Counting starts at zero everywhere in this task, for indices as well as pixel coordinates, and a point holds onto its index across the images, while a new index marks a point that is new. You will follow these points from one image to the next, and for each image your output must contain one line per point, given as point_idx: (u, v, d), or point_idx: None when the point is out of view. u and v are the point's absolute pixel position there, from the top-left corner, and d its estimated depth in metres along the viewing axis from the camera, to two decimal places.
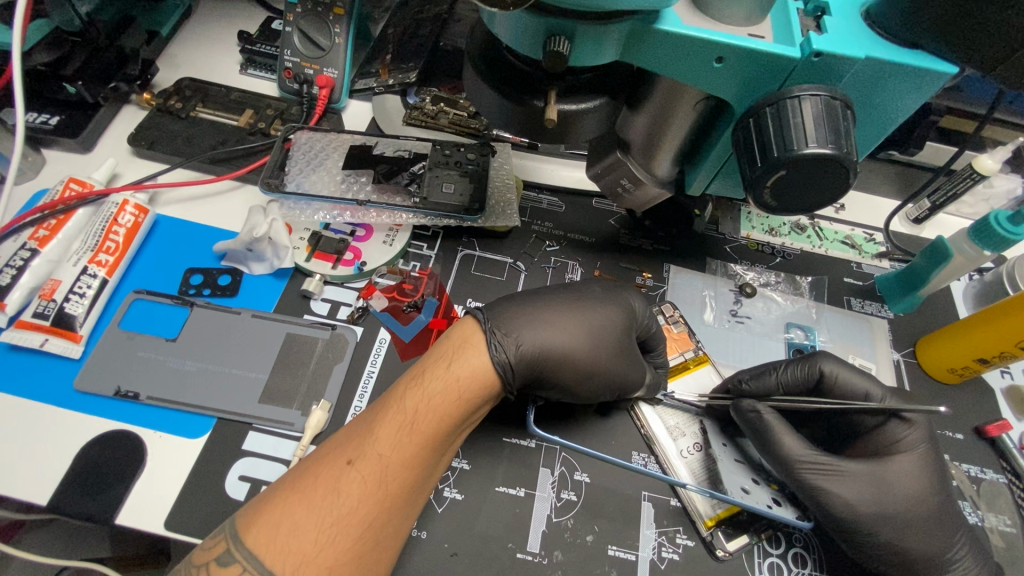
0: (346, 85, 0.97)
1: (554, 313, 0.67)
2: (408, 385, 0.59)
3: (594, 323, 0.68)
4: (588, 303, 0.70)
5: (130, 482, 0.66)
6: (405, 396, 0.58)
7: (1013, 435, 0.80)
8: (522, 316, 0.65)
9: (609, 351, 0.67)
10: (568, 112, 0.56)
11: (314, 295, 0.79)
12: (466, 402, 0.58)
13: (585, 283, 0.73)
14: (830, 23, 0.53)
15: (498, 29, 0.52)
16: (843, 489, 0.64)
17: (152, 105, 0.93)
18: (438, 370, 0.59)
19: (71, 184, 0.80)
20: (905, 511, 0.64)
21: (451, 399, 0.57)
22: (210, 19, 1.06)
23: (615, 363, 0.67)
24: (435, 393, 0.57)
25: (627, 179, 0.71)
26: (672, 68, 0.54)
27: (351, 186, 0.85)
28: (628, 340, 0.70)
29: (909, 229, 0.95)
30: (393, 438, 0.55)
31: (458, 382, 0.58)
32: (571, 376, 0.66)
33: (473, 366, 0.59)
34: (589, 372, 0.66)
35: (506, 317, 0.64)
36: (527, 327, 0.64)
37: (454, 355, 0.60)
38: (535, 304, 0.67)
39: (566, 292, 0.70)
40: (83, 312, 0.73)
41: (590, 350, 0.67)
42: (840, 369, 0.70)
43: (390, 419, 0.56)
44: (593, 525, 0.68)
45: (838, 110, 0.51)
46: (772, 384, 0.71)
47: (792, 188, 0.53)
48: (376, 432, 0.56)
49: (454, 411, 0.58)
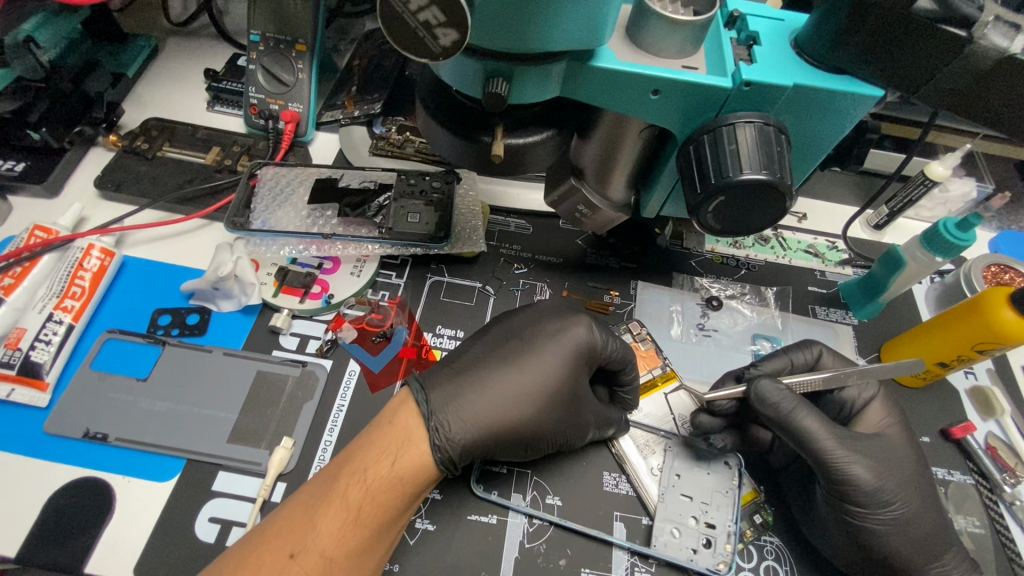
0: (312, 119, 0.98)
1: (499, 392, 0.66)
2: (350, 478, 0.59)
3: (543, 392, 0.68)
4: (534, 366, 0.69)
5: (99, 529, 0.66)
6: (347, 490, 0.58)
7: (979, 436, 0.82)
8: (464, 398, 0.65)
9: (553, 424, 0.68)
10: (516, 146, 0.58)
11: (283, 330, 0.80)
12: (408, 495, 0.60)
13: (532, 337, 0.72)
14: (760, 52, 0.55)
15: (441, 73, 0.54)
16: (864, 465, 0.65)
17: (119, 147, 0.93)
18: (382, 467, 0.59)
19: (36, 231, 0.80)
20: (909, 485, 0.66)
21: (394, 495, 0.59)
22: (177, 58, 1.07)
23: (561, 431, 0.69)
24: (377, 490, 0.58)
25: (583, 205, 0.72)
26: (612, 101, 0.56)
27: (317, 220, 0.86)
28: (579, 401, 0.71)
29: (869, 235, 0.97)
30: (336, 533, 0.57)
31: (401, 479, 0.59)
32: (518, 449, 0.68)
33: (418, 458, 0.60)
34: (535, 445, 0.68)
35: (447, 403, 0.64)
36: (468, 417, 0.64)
37: (399, 448, 0.60)
38: (479, 379, 0.67)
39: (516, 354, 0.70)
40: (49, 359, 0.73)
41: (535, 425, 0.67)
42: (836, 357, 0.75)
43: (332, 513, 0.57)
44: (566, 548, 0.68)
45: (772, 136, 0.53)
46: (783, 362, 0.75)
47: (732, 212, 0.55)
48: (319, 526, 0.57)
49: (397, 501, 0.59)
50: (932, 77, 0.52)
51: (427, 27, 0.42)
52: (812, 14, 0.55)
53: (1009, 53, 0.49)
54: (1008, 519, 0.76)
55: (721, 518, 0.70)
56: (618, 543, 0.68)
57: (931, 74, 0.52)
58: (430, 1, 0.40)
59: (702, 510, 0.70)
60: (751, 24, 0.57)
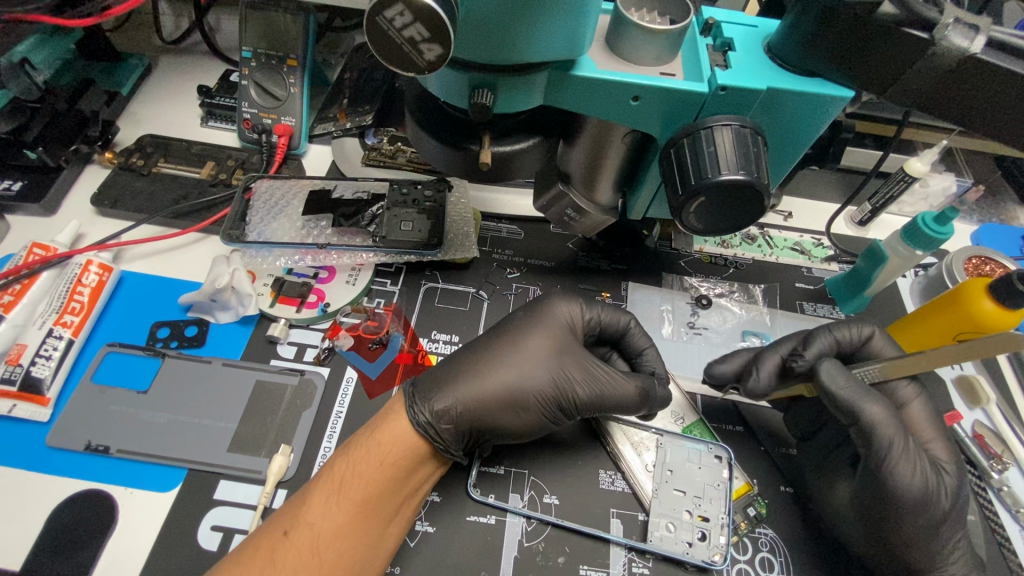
0: (305, 132, 1.00)
1: (478, 360, 0.72)
2: (339, 457, 0.66)
3: (521, 354, 0.73)
4: (513, 335, 0.75)
5: (102, 541, 0.66)
6: (336, 465, 0.66)
7: (965, 424, 0.83)
8: (446, 370, 0.71)
9: (537, 381, 0.71)
10: (503, 153, 0.60)
11: (280, 340, 0.81)
12: (390, 467, 0.65)
13: (511, 316, 0.78)
14: (735, 58, 0.57)
15: (428, 85, 0.55)
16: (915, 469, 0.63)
17: (114, 164, 0.95)
18: (363, 440, 0.67)
19: (35, 248, 0.81)
20: (947, 495, 0.64)
21: (375, 464, 0.65)
22: (170, 76, 1.09)
23: (546, 386, 0.71)
24: (359, 460, 0.65)
25: (572, 209, 0.73)
26: (595, 108, 0.58)
27: (311, 231, 0.88)
28: (561, 360, 0.73)
29: (855, 232, 0.99)
30: (324, 506, 0.63)
31: (380, 448, 0.66)
32: (509, 411, 0.70)
33: (396, 432, 0.67)
34: (526, 404, 0.71)
35: (428, 378, 0.71)
36: (447, 388, 0.69)
37: (377, 424, 0.68)
38: (461, 354, 0.73)
39: (496, 331, 0.76)
40: (49, 374, 0.74)
41: (519, 384, 0.71)
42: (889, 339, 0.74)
43: (321, 489, 0.64)
44: (564, 546, 0.69)
45: (749, 137, 0.55)
46: (828, 342, 0.73)
47: (712, 211, 0.57)
48: (309, 502, 0.63)
49: (379, 475, 0.64)
50: (898, 79, 0.54)
51: (412, 42, 0.44)
52: (783, 20, 0.57)
53: (970, 53, 0.51)
54: (997, 505, 0.77)
55: (714, 510, 0.71)
56: (615, 540, 0.69)
57: (897, 76, 0.54)
58: (414, 18, 0.42)
59: (695, 503, 0.71)
60: (726, 32, 0.59)
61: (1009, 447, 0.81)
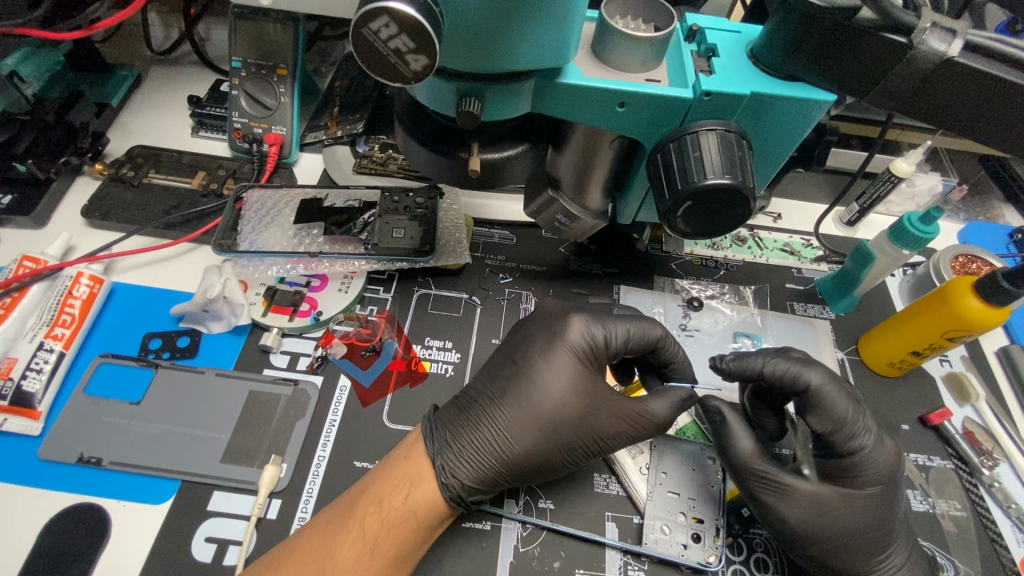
0: (296, 140, 1.00)
1: (500, 418, 0.69)
2: (367, 509, 0.63)
3: (547, 415, 0.69)
4: (534, 387, 0.70)
5: (95, 555, 0.66)
6: (364, 518, 0.63)
7: (955, 422, 0.84)
8: (469, 435, 0.68)
9: (560, 441, 0.69)
10: (492, 160, 0.60)
11: (273, 349, 0.81)
12: (422, 528, 0.64)
13: (530, 354, 0.73)
14: (718, 63, 0.58)
15: (416, 94, 0.56)
16: (785, 508, 0.66)
17: (104, 175, 0.95)
18: (397, 500, 0.63)
19: (24, 261, 0.81)
20: (835, 538, 0.65)
21: (409, 528, 0.63)
22: (161, 86, 1.09)
23: (575, 446, 0.70)
24: (393, 522, 0.62)
25: (562, 214, 0.74)
26: (582, 115, 0.58)
27: (303, 239, 0.89)
28: (587, 415, 0.70)
29: (844, 232, 1.00)
30: (354, 560, 0.61)
31: (415, 513, 0.63)
32: (535, 473, 0.69)
33: (429, 493, 0.64)
34: (549, 466, 0.69)
35: (453, 444, 0.68)
36: (470, 452, 0.67)
37: (410, 485, 0.65)
38: (483, 414, 0.70)
39: (513, 379, 0.72)
40: (41, 389, 0.73)
41: (541, 445, 0.68)
42: (832, 382, 0.68)
43: (350, 542, 0.62)
44: (560, 550, 0.70)
45: (734, 141, 0.56)
46: (756, 365, 0.69)
47: (701, 215, 0.58)
48: (338, 554, 0.61)
49: (412, 534, 0.63)
50: (877, 83, 0.55)
51: (398, 54, 0.45)
52: (766, 25, 0.58)
53: (948, 56, 0.52)
54: (988, 500, 0.78)
55: (708, 512, 0.71)
56: (612, 543, 0.70)
57: (876, 80, 0.55)
58: (400, 30, 0.42)
59: (689, 505, 0.72)
60: (710, 37, 0.60)
61: (999, 442, 0.82)
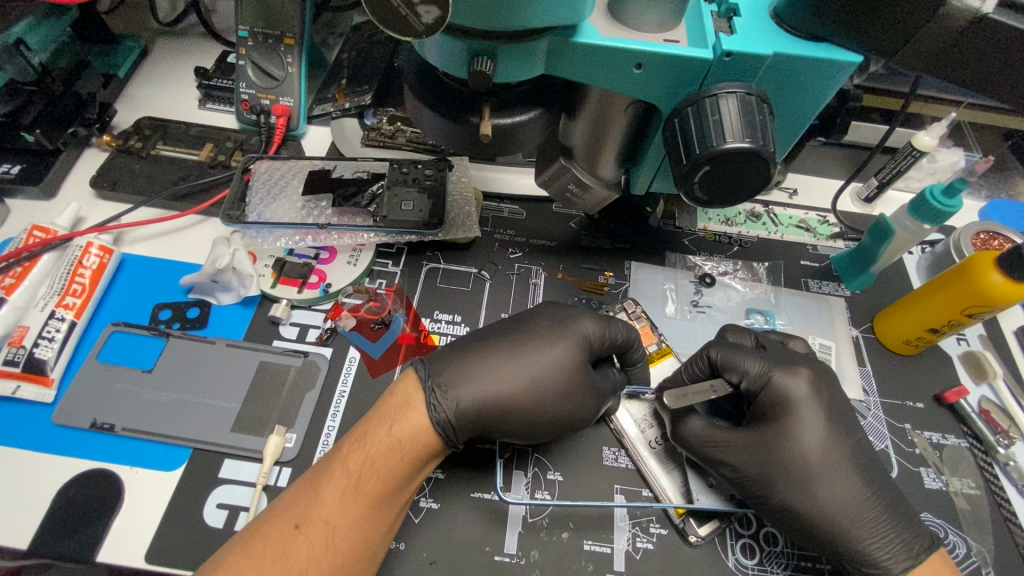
0: (304, 112, 0.99)
1: (499, 360, 0.67)
2: (351, 447, 0.62)
3: (549, 372, 0.67)
4: (539, 336, 0.70)
5: (108, 520, 0.67)
6: (348, 459, 0.61)
7: (971, 400, 0.83)
8: (469, 375, 0.65)
9: (553, 395, 0.67)
10: (503, 125, 0.59)
11: (282, 320, 0.81)
12: (410, 461, 0.61)
13: (537, 315, 0.73)
14: (740, 24, 0.56)
15: (427, 54, 0.54)
16: (730, 458, 0.66)
17: (112, 147, 0.94)
18: (381, 432, 0.61)
19: (35, 231, 0.81)
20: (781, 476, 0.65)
21: (394, 460, 0.60)
22: (168, 58, 1.08)
23: (575, 398, 0.68)
24: (377, 453, 0.60)
25: (574, 184, 0.73)
26: (597, 77, 0.57)
27: (311, 211, 0.87)
28: (588, 383, 0.69)
29: (861, 209, 0.97)
30: (337, 500, 0.59)
31: (401, 442, 0.61)
32: (524, 421, 0.66)
33: (413, 424, 0.62)
34: (541, 416, 0.67)
35: (454, 382, 0.65)
36: (466, 383, 0.65)
37: (396, 416, 0.62)
38: (485, 357, 0.67)
39: (518, 330, 0.71)
40: (52, 356, 0.74)
41: (537, 392, 0.66)
42: (727, 347, 0.71)
43: (333, 481, 0.59)
44: (568, 522, 0.69)
45: (754, 105, 0.54)
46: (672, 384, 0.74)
47: (718, 182, 0.56)
48: (322, 496, 0.59)
49: (399, 467, 0.61)
50: (907, 43, 0.53)
51: (410, 5, 0.43)
52: None
53: (983, 12, 0.51)
54: (1002, 478, 0.77)
55: None
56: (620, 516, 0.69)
57: (905, 41, 0.53)
58: None
59: None
60: None
61: (1015, 422, 0.81)
